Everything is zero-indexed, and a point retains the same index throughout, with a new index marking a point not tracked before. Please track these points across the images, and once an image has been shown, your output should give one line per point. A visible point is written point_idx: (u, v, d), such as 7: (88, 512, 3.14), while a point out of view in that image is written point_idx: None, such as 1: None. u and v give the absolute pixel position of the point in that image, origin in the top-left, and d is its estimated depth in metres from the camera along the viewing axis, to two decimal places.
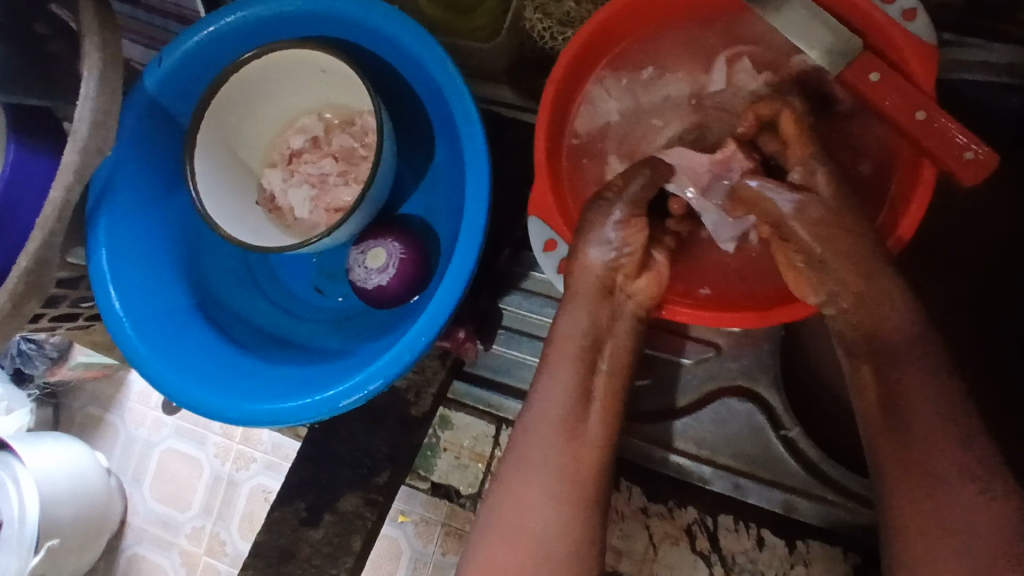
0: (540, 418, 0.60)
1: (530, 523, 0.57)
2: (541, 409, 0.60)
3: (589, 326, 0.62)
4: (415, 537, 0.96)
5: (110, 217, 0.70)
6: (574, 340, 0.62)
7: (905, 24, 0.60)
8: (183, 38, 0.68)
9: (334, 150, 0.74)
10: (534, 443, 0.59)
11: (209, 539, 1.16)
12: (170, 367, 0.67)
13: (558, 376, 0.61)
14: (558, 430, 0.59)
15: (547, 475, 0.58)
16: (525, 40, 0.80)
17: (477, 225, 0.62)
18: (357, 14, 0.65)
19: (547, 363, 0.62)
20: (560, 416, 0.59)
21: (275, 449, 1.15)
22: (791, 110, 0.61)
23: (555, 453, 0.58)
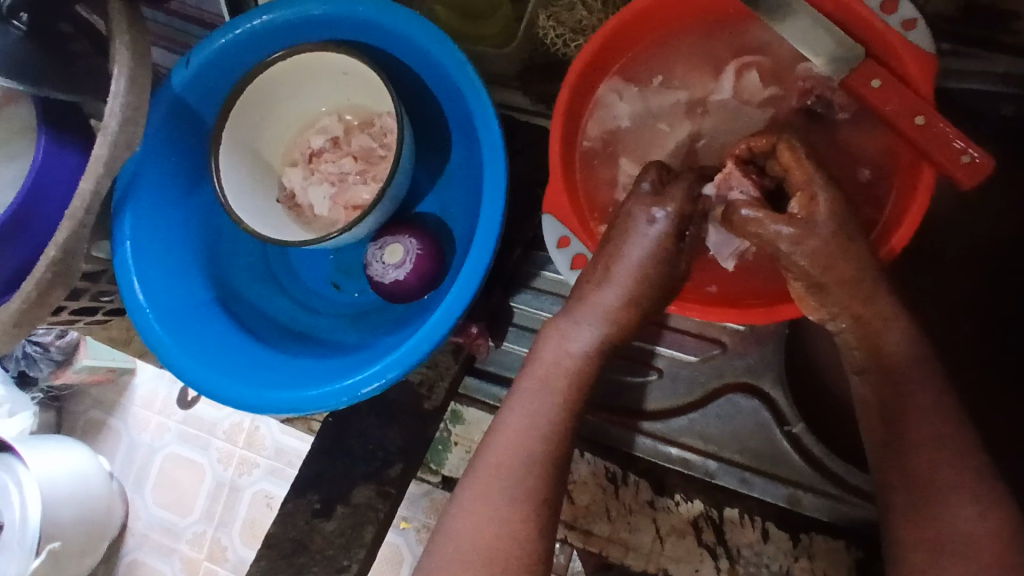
0: (513, 434, 0.59)
1: (486, 537, 0.56)
2: (520, 420, 0.59)
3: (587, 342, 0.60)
4: (416, 545, 1.00)
5: (135, 211, 0.72)
6: (566, 358, 0.60)
7: (904, 34, 0.63)
8: (211, 39, 0.71)
9: (353, 150, 0.77)
10: (506, 456, 0.58)
11: (211, 545, 1.17)
12: (191, 357, 0.69)
13: (543, 392, 0.60)
14: (535, 446, 0.58)
15: (514, 489, 0.57)
16: (538, 46, 0.83)
17: (493, 221, 0.64)
18: (380, 18, 0.68)
19: (536, 376, 0.60)
20: (539, 431, 0.59)
21: (280, 454, 1.16)
22: (788, 142, 0.59)
23: (526, 469, 0.58)
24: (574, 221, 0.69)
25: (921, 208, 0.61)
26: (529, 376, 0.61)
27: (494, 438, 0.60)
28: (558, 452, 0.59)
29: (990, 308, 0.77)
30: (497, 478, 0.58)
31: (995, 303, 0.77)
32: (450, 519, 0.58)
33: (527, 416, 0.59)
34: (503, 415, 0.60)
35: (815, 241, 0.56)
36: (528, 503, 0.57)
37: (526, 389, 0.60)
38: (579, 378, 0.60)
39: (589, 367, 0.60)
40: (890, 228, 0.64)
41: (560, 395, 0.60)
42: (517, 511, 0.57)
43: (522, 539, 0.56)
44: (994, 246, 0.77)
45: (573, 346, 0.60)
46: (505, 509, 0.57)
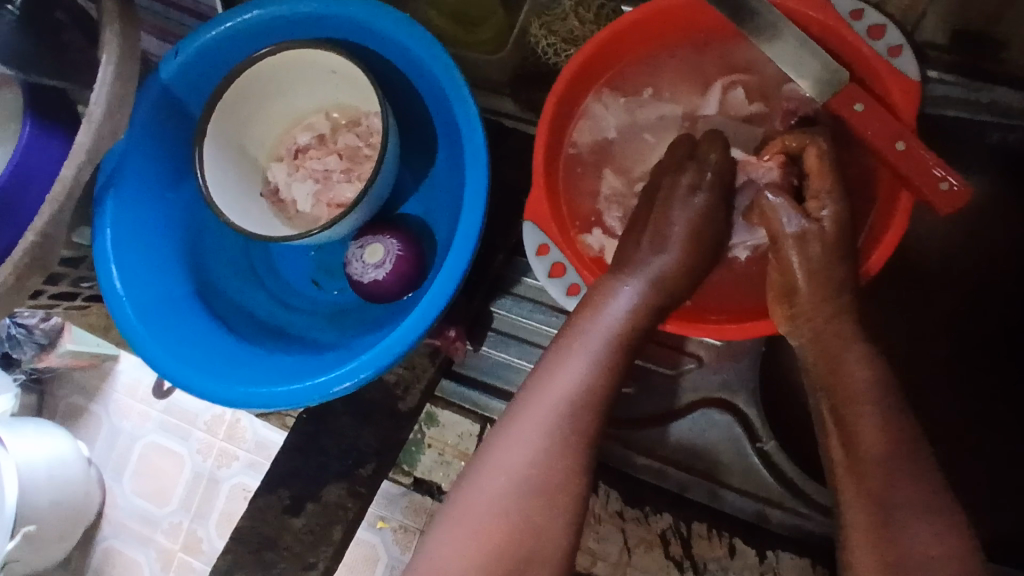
0: (557, 365, 0.59)
1: (526, 465, 0.55)
2: (567, 359, 0.59)
3: (637, 287, 0.61)
4: (392, 543, 0.98)
5: (117, 200, 0.72)
6: (612, 302, 0.61)
7: (890, 61, 0.63)
8: (201, 32, 0.71)
9: (339, 148, 0.77)
10: (555, 394, 0.58)
11: (186, 536, 1.17)
12: (166, 348, 0.69)
13: (596, 338, 0.59)
14: (576, 378, 0.58)
15: (560, 426, 0.57)
16: (529, 55, 0.83)
17: (472, 228, 0.63)
18: (370, 19, 0.68)
19: (587, 322, 0.60)
20: (590, 373, 0.58)
21: (258, 448, 1.16)
22: (817, 147, 0.62)
23: (572, 406, 0.57)
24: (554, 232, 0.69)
25: (898, 231, 0.61)
26: (580, 322, 0.61)
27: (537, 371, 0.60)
28: (605, 399, 0.58)
29: (963, 335, 0.78)
30: (544, 412, 0.57)
31: (968, 332, 0.78)
32: (490, 450, 0.57)
33: (577, 355, 0.59)
34: (551, 356, 0.60)
35: (813, 246, 0.60)
36: (571, 440, 0.57)
37: (576, 332, 0.60)
38: (631, 331, 0.60)
39: (640, 322, 0.61)
40: (868, 251, 0.65)
41: (612, 341, 0.59)
42: (560, 448, 0.56)
43: (564, 474, 0.56)
44: (970, 275, 0.78)
45: (625, 299, 0.60)
46: (549, 442, 0.56)
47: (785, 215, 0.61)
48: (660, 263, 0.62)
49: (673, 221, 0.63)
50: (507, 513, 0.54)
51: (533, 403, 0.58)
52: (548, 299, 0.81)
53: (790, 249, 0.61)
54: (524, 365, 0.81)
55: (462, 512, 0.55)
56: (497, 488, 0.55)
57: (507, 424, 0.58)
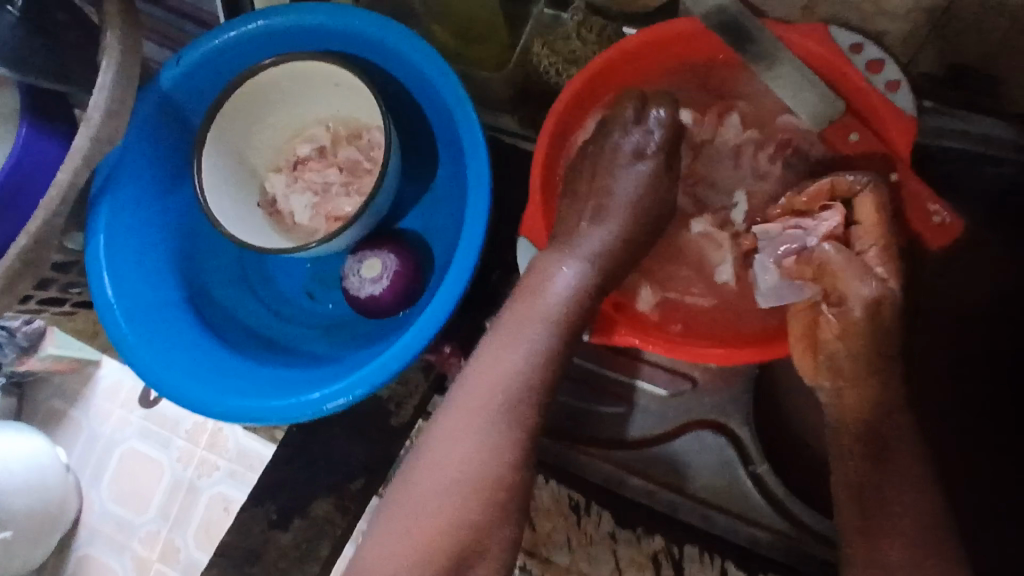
0: (496, 352, 0.64)
1: (477, 445, 0.61)
2: (505, 345, 0.64)
3: (580, 270, 0.67)
4: None
5: (111, 205, 0.71)
6: (555, 286, 0.66)
7: (888, 96, 0.64)
8: (204, 40, 0.70)
9: (339, 161, 0.76)
10: (501, 370, 0.63)
11: (164, 545, 1.15)
12: (157, 356, 0.68)
13: (535, 320, 0.65)
14: (520, 363, 0.63)
15: (503, 400, 0.62)
16: (530, 72, 0.84)
17: (473, 246, 0.63)
18: (376, 34, 0.68)
19: (528, 304, 0.65)
20: (534, 352, 0.64)
21: (241, 458, 1.14)
22: (876, 194, 0.60)
23: (513, 387, 0.63)
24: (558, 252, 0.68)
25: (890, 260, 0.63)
26: (520, 306, 0.66)
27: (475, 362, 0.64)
28: (548, 376, 0.64)
29: (955, 364, 0.79)
30: (489, 390, 0.63)
31: (954, 360, 0.79)
32: (437, 432, 0.63)
33: (515, 340, 0.64)
34: (492, 340, 0.65)
35: (881, 304, 0.62)
36: (508, 417, 0.62)
37: (518, 314, 0.65)
38: (570, 311, 0.65)
39: (578, 305, 0.66)
40: None
41: (551, 324, 0.65)
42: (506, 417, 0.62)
43: (505, 444, 0.62)
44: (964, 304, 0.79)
45: (564, 280, 0.66)
46: (498, 417, 0.62)
47: (840, 269, 0.62)
48: (591, 244, 0.69)
49: (609, 207, 0.71)
50: (458, 487, 0.61)
51: (474, 388, 0.63)
52: None
53: (854, 308, 0.63)
54: None
55: (415, 492, 0.61)
56: (452, 462, 0.61)
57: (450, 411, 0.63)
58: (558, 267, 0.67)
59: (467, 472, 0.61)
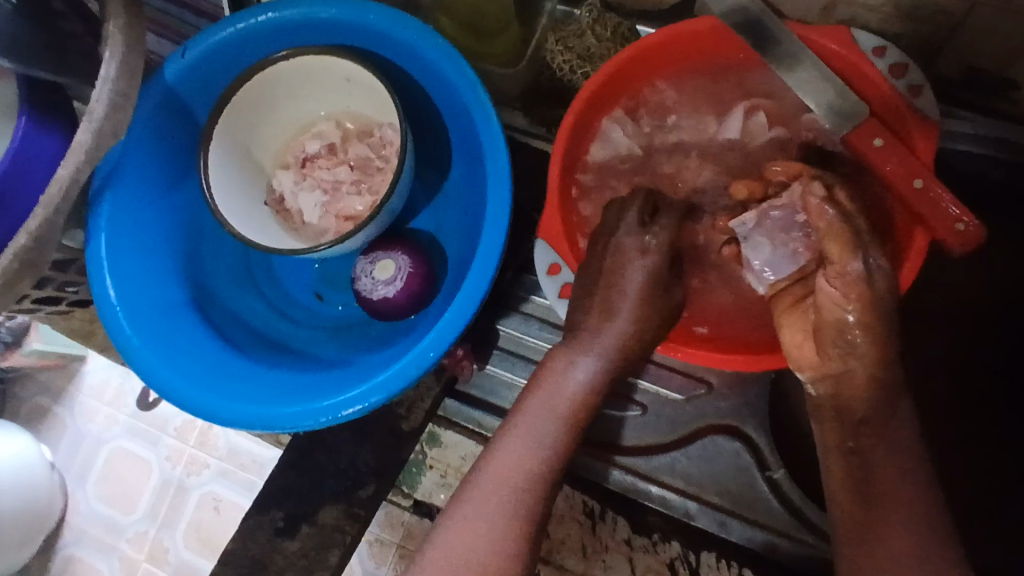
0: (505, 451, 0.60)
1: (475, 553, 0.56)
2: (514, 445, 0.60)
3: (597, 363, 0.62)
4: (368, 557, 0.84)
5: (113, 202, 0.68)
6: (568, 381, 0.62)
7: (911, 99, 0.63)
8: (211, 31, 0.68)
9: (350, 159, 0.74)
10: (507, 471, 0.59)
11: (152, 545, 1.12)
12: (162, 360, 0.66)
13: (546, 417, 0.61)
14: (529, 463, 0.59)
15: (510, 506, 0.58)
16: (543, 70, 0.82)
17: (494, 249, 0.61)
18: (390, 30, 0.66)
19: (540, 400, 0.61)
20: (543, 452, 0.60)
21: (231, 456, 1.11)
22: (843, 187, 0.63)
23: (520, 492, 0.58)
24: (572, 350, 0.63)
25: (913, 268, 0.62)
26: (531, 402, 0.61)
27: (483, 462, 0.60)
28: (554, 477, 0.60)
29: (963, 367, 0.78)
30: (494, 493, 0.58)
31: (980, 365, 0.77)
32: (437, 539, 0.57)
33: (526, 439, 0.60)
34: (501, 436, 0.61)
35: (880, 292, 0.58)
36: (512, 522, 0.57)
37: (529, 411, 0.61)
38: (582, 409, 0.62)
39: (592, 401, 0.62)
40: None
41: (562, 422, 0.61)
42: (511, 523, 0.57)
43: (509, 552, 0.56)
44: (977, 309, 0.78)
45: (579, 376, 0.62)
46: (502, 522, 0.57)
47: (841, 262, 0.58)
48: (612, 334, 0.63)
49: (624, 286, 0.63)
50: None
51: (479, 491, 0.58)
52: (556, 318, 0.79)
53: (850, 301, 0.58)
54: None
55: None
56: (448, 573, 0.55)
57: (452, 515, 0.58)
58: (571, 361, 0.62)
59: None
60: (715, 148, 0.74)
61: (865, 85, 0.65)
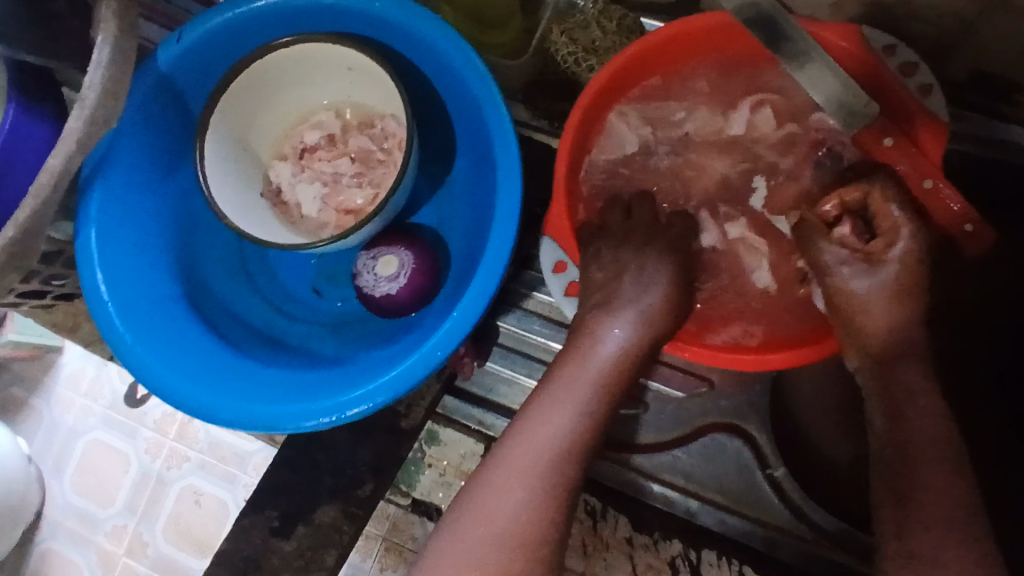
0: (540, 414, 0.59)
1: (511, 513, 0.55)
2: (550, 408, 0.59)
3: (631, 330, 0.62)
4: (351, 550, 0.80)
5: (104, 192, 0.66)
6: (603, 347, 0.62)
7: (922, 100, 0.63)
8: (208, 16, 0.65)
9: (351, 151, 0.72)
10: (544, 431, 0.58)
11: (131, 540, 1.10)
12: (155, 357, 0.64)
13: (582, 381, 0.60)
14: (565, 426, 0.59)
15: (545, 468, 0.57)
16: (549, 62, 0.81)
17: (504, 245, 0.60)
18: (397, 18, 0.64)
19: (576, 365, 0.61)
20: (580, 414, 0.59)
21: (212, 449, 1.08)
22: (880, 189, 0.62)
23: (556, 455, 0.57)
24: (608, 324, 0.63)
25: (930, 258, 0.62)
26: (568, 368, 0.61)
27: (518, 425, 0.59)
28: (590, 442, 0.59)
29: None
30: (530, 455, 0.57)
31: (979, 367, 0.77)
32: (471, 500, 0.57)
33: (562, 403, 0.59)
34: (539, 398, 0.60)
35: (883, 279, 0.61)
36: (548, 484, 0.57)
37: (566, 375, 0.61)
38: (618, 373, 0.62)
39: (627, 366, 0.62)
40: None
41: (598, 386, 0.60)
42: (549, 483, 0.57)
43: (545, 513, 0.56)
44: None
45: (614, 342, 0.62)
46: (540, 480, 0.57)
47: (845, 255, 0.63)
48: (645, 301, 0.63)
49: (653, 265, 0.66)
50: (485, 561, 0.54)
51: (513, 453, 0.58)
52: (557, 315, 0.78)
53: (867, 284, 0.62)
54: (529, 383, 0.78)
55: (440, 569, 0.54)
56: (488, 532, 0.55)
57: (486, 478, 0.58)
58: (603, 330, 0.63)
59: (498, 545, 0.54)
60: (722, 146, 0.73)
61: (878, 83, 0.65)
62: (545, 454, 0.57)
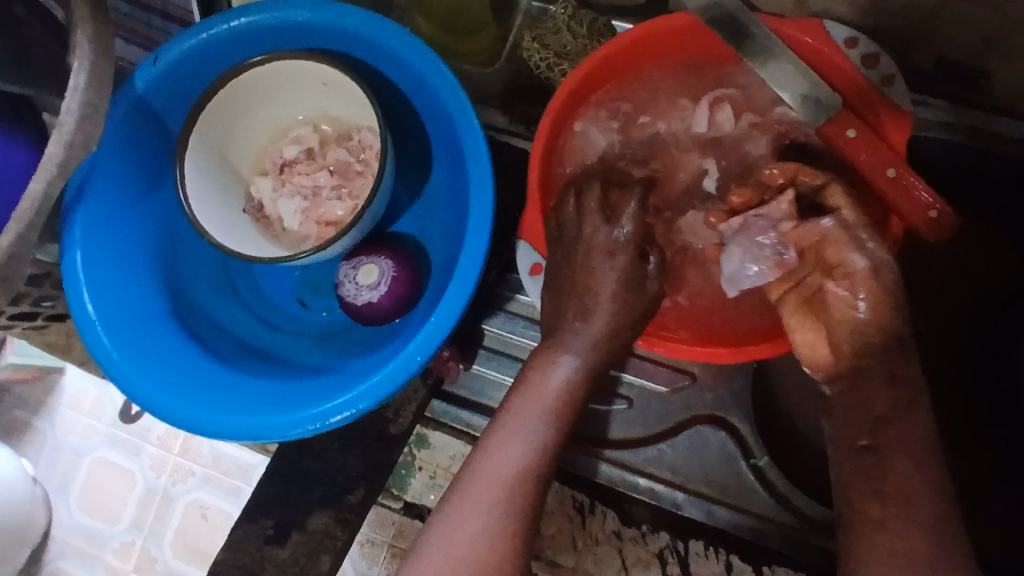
0: (494, 451, 0.60)
1: (468, 555, 0.56)
2: (503, 444, 0.60)
3: (580, 360, 0.63)
4: (359, 559, 0.84)
5: (87, 214, 0.67)
6: (553, 378, 0.62)
7: (884, 89, 0.65)
8: (183, 38, 0.67)
9: (329, 163, 0.74)
10: (497, 468, 0.59)
11: (139, 556, 1.11)
12: (143, 375, 0.65)
13: (533, 415, 0.61)
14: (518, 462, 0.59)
15: (500, 508, 0.58)
16: (522, 67, 0.83)
17: (479, 250, 0.61)
18: (367, 32, 0.66)
19: (527, 398, 0.61)
20: (531, 448, 0.60)
21: (216, 462, 1.10)
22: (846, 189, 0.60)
23: (510, 493, 0.58)
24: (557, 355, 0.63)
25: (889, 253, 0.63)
26: (518, 402, 0.62)
27: (473, 464, 0.60)
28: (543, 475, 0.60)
29: None
30: (484, 496, 0.58)
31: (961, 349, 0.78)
32: (430, 543, 0.57)
33: (515, 439, 0.60)
34: (491, 435, 0.61)
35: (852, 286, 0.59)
36: (503, 524, 0.57)
37: (515, 410, 0.61)
38: (567, 405, 0.62)
39: (577, 395, 0.63)
40: None
41: (548, 419, 0.61)
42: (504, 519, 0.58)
43: (502, 552, 0.56)
44: None
45: (562, 372, 0.62)
46: (496, 520, 0.57)
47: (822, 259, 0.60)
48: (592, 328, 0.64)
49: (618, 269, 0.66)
50: None
51: (469, 493, 0.58)
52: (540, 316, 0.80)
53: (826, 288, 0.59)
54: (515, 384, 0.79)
55: None
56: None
57: (444, 519, 0.58)
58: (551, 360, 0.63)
59: None
60: (693, 144, 0.75)
61: (841, 76, 0.66)
62: (498, 493, 0.58)
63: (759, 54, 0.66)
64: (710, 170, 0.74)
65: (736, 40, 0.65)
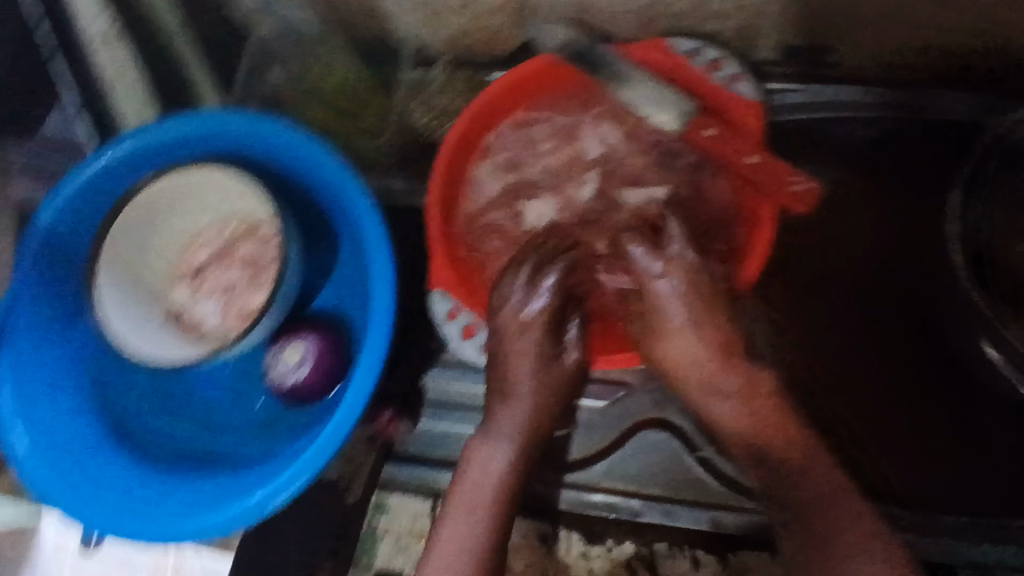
0: (444, 551, 0.63)
1: None
2: (456, 543, 0.63)
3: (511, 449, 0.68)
4: None
5: (11, 356, 0.70)
6: (491, 471, 0.66)
7: (731, 87, 0.71)
8: (76, 171, 0.70)
9: (240, 259, 0.77)
10: (451, 567, 0.62)
11: None
12: (86, 498, 0.68)
13: (474, 510, 0.65)
14: (468, 557, 0.62)
15: None
16: (411, 133, 0.87)
17: (385, 308, 0.65)
18: (248, 132, 0.70)
19: (468, 495, 0.65)
20: (478, 547, 0.63)
21: None
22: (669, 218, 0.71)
23: None
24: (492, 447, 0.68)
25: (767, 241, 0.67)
26: (460, 500, 0.65)
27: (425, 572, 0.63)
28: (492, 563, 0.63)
29: None
30: None
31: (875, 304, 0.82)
32: None
33: (466, 535, 0.63)
34: (435, 548, 0.63)
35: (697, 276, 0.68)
36: None
37: (456, 518, 0.64)
38: (505, 495, 0.66)
39: (515, 481, 0.67)
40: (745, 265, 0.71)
41: (490, 511, 0.65)
42: None
43: None
44: None
45: (498, 467, 0.67)
46: None
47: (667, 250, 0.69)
48: (514, 421, 0.69)
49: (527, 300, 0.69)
50: None
51: None
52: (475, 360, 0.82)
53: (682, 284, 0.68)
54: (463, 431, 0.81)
55: None
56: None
57: None
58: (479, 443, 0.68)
59: None
60: (579, 166, 0.79)
61: (695, 84, 0.71)
62: None
63: (624, 84, 0.70)
64: (591, 179, 0.77)
65: (600, 76, 0.70)
